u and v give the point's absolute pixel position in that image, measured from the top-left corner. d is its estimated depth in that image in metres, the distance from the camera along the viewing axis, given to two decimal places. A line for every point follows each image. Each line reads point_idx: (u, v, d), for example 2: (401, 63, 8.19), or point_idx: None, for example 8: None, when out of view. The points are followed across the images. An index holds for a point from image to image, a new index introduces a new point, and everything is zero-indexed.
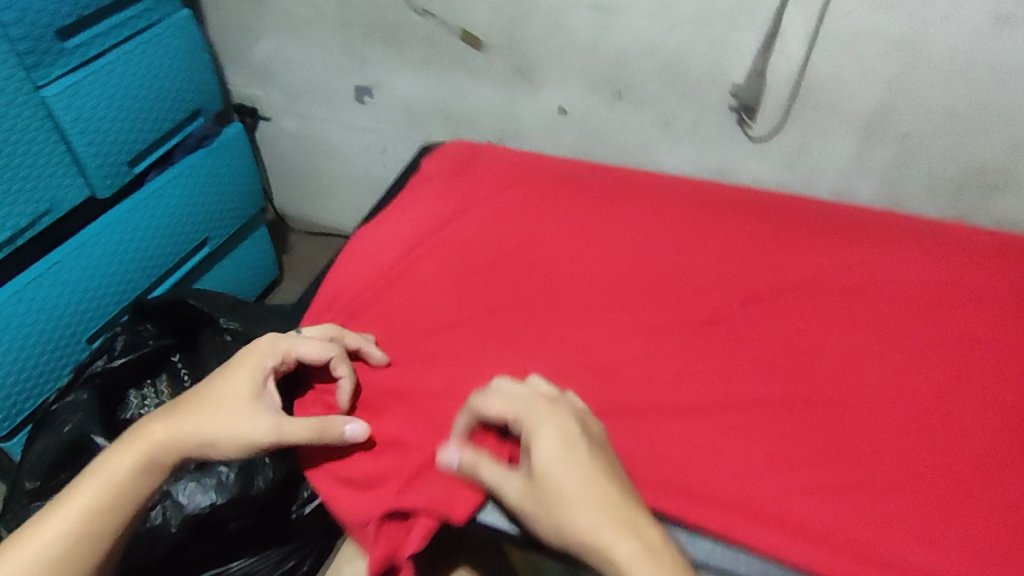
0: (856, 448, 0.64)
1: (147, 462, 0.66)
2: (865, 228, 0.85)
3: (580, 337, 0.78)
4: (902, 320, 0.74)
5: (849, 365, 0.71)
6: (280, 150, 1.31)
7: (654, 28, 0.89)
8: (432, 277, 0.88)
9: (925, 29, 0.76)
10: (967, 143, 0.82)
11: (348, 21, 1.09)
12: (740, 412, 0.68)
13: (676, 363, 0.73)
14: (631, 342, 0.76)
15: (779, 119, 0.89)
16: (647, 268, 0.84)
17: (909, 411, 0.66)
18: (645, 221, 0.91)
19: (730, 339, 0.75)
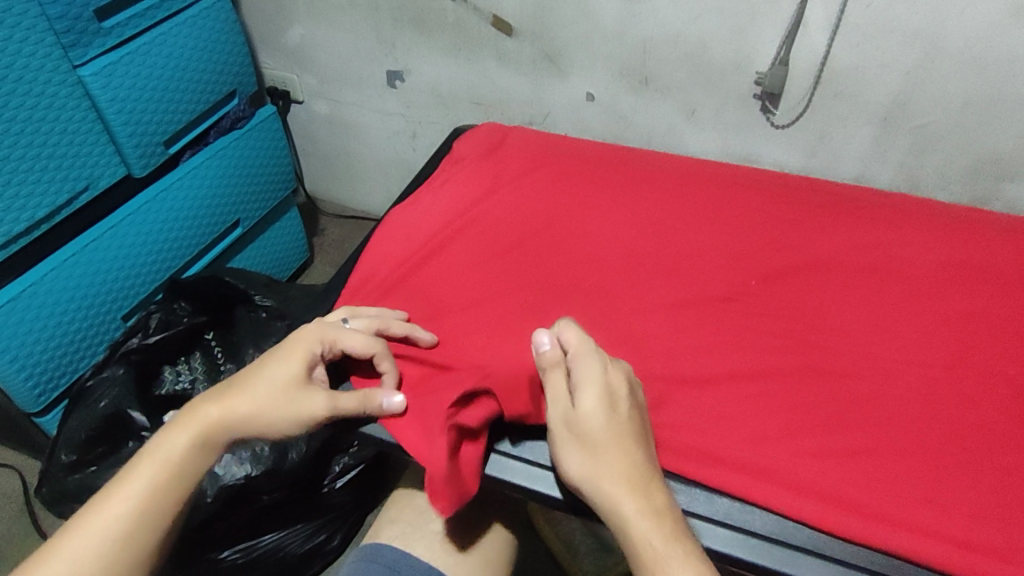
0: (906, 443, 0.55)
1: (162, 489, 0.52)
2: (935, 216, 0.73)
3: (603, 304, 0.68)
4: (970, 311, 0.64)
5: (900, 351, 0.61)
6: (312, 133, 1.33)
7: (679, 17, 0.90)
8: (445, 256, 0.74)
9: (944, 22, 0.78)
10: (981, 134, 0.85)
11: (378, 6, 1.07)
12: (765, 384, 0.60)
13: (700, 337, 0.64)
14: (652, 317, 0.66)
15: (800, 109, 0.92)
16: (681, 236, 0.74)
17: (983, 414, 0.57)
18: (681, 185, 0.80)
19: (759, 317, 0.65)
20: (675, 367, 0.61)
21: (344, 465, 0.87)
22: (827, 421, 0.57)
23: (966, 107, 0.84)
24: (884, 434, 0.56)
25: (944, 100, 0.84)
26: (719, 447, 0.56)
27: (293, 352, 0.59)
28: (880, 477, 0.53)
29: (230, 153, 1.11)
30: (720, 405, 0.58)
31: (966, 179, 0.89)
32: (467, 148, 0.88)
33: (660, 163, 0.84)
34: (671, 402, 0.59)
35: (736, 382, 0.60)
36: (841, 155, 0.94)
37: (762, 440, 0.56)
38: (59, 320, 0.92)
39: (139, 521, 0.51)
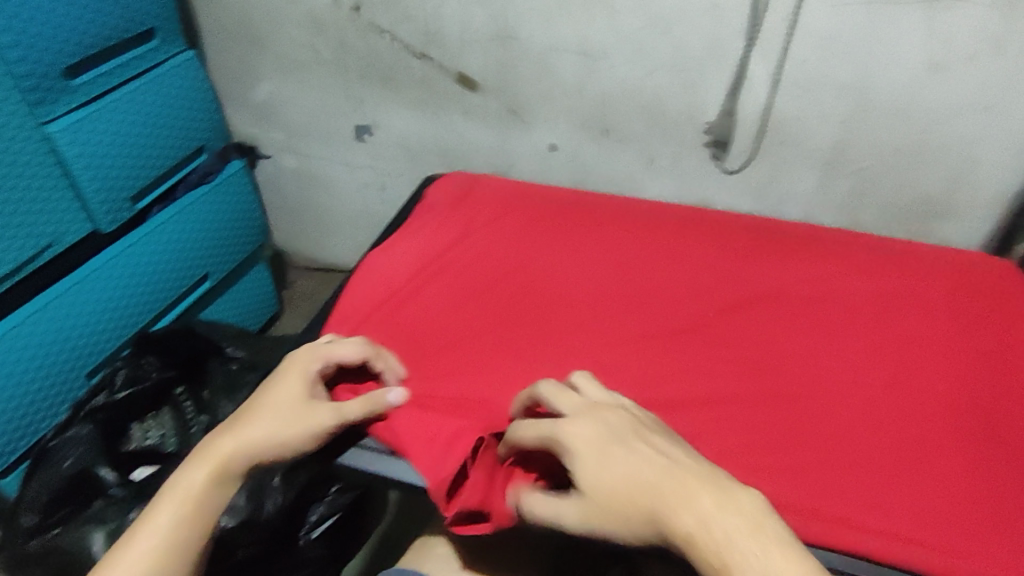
0: (861, 459, 0.59)
1: (180, 526, 0.56)
2: (874, 248, 0.80)
3: (576, 340, 0.71)
4: (911, 334, 0.69)
5: (853, 377, 0.66)
6: (278, 186, 1.34)
7: (634, 73, 0.96)
8: (417, 298, 0.76)
9: (871, 75, 0.86)
10: (913, 176, 0.93)
11: (345, 63, 1.11)
12: (731, 410, 0.63)
13: (669, 367, 0.67)
14: (622, 350, 0.69)
15: (750, 155, 0.98)
16: (645, 273, 0.78)
17: (928, 429, 0.61)
18: (644, 227, 0.84)
19: (721, 346, 0.69)
20: (645, 398, 0.64)
21: (320, 515, 0.87)
22: (789, 443, 0.60)
23: (896, 152, 0.91)
24: (841, 450, 0.60)
25: (876, 144, 0.91)
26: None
27: (285, 378, 0.63)
28: (844, 492, 0.57)
29: (197, 207, 1.12)
30: (692, 429, 0.61)
31: (903, 217, 0.97)
32: (438, 195, 0.92)
33: (622, 205, 0.89)
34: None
35: (703, 409, 0.63)
36: (789, 198, 1.00)
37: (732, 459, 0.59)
38: (21, 377, 0.90)
39: (158, 558, 0.54)
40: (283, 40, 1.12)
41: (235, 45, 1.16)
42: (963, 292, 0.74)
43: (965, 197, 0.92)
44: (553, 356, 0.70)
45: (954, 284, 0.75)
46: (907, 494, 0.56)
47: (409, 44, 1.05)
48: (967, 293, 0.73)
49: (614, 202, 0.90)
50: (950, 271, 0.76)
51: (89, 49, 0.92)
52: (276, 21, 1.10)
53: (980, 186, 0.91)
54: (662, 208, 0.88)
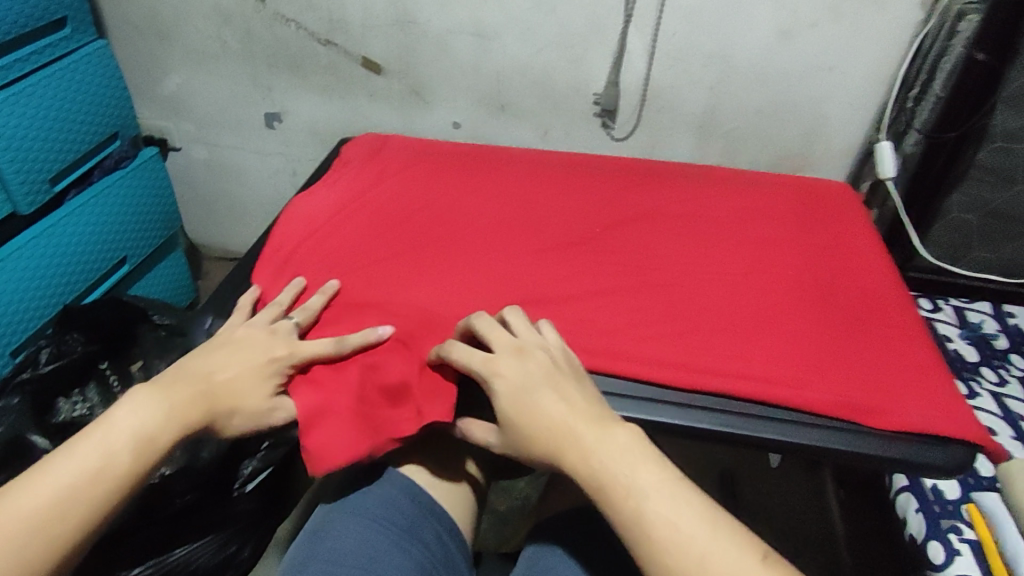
0: (724, 351, 0.67)
1: (128, 472, 0.54)
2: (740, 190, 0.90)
3: (475, 274, 0.77)
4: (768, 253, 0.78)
5: (719, 289, 0.74)
6: (192, 179, 1.35)
7: (525, 50, 1.04)
8: (325, 246, 0.80)
9: (731, 45, 0.97)
10: (775, 134, 1.04)
11: (253, 53, 1.15)
12: (613, 321, 0.70)
13: (558, 290, 0.74)
14: (516, 280, 0.75)
15: (634, 121, 1.07)
16: (537, 219, 0.85)
17: (781, 326, 0.70)
18: (537, 180, 0.91)
19: (605, 273, 0.76)
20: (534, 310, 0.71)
21: (253, 469, 0.90)
22: (663, 344, 0.68)
23: (759, 112, 1.02)
24: (708, 346, 0.67)
25: (742, 107, 1.02)
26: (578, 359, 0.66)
27: (264, 364, 0.63)
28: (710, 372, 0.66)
29: (115, 191, 1.13)
30: (577, 331, 0.69)
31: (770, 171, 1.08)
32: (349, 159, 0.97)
33: (521, 162, 0.96)
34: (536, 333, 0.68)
35: (587, 321, 0.70)
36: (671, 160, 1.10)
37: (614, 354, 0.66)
38: None
39: (98, 491, 0.52)
40: (190, 32, 1.15)
41: (142, 38, 1.18)
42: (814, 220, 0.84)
43: (821, 149, 1.04)
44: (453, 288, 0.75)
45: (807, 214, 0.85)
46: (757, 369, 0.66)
47: (314, 31, 1.10)
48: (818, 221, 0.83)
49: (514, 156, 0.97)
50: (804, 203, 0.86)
51: (7, 34, 0.93)
52: (183, 12, 1.13)
53: (831, 139, 1.02)
54: (559, 160, 0.96)
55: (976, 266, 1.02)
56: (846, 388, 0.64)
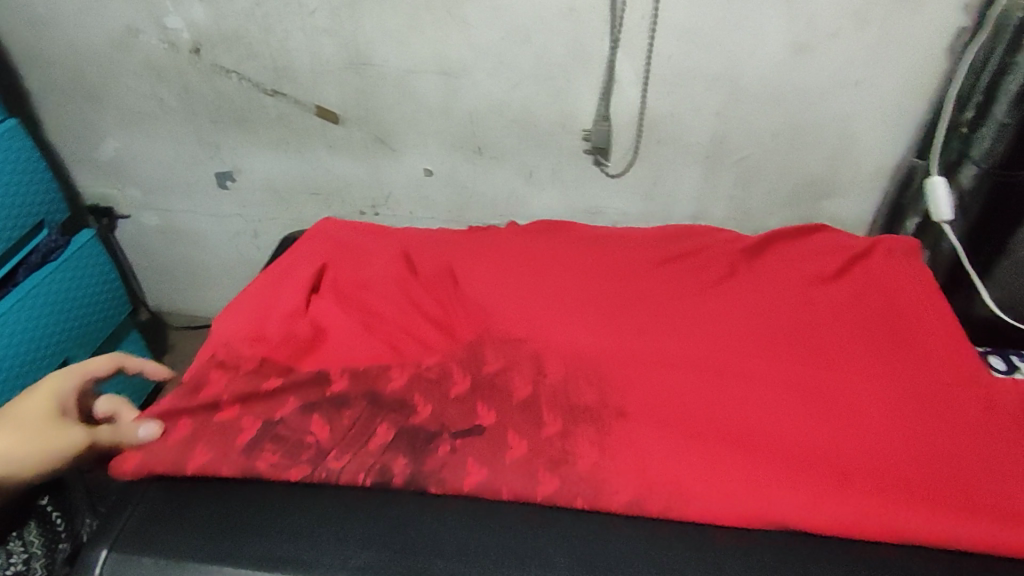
0: (795, 506, 0.55)
1: None
2: (812, 285, 0.75)
3: (514, 388, 0.65)
4: (852, 356, 0.67)
5: (801, 421, 0.62)
6: (145, 246, 1.23)
7: (499, 87, 0.91)
8: (338, 351, 0.70)
9: (739, 66, 0.83)
10: (794, 160, 0.91)
11: (194, 109, 1.01)
12: (676, 465, 0.58)
13: (620, 441, 0.60)
14: (559, 391, 0.65)
15: (631, 157, 0.94)
16: (589, 313, 0.73)
17: (876, 480, 0.57)
18: (586, 277, 0.78)
19: (673, 414, 0.63)
20: (533, 431, 0.61)
21: None
22: (727, 497, 0.56)
23: (775, 137, 0.89)
24: (784, 501, 0.55)
25: (755, 132, 0.89)
26: (612, 494, 0.56)
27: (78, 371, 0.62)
28: (796, 508, 0.55)
29: (44, 289, 0.98)
30: (626, 469, 0.58)
31: (788, 200, 0.95)
32: (291, 264, 0.82)
33: (524, 257, 0.81)
34: (566, 474, 0.58)
35: (638, 464, 0.58)
36: (675, 197, 0.97)
37: (648, 483, 0.57)
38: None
39: None
40: (123, 93, 1.01)
41: (70, 102, 1.04)
42: (907, 313, 0.71)
43: (846, 174, 0.91)
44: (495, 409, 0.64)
45: (894, 305, 0.72)
46: (855, 496, 0.56)
47: (258, 81, 0.96)
48: (916, 316, 0.71)
49: (515, 246, 0.84)
50: (883, 294, 0.73)
51: None
52: (109, 70, 0.99)
53: (858, 162, 0.90)
54: (557, 229, 0.88)
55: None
56: (956, 516, 0.54)
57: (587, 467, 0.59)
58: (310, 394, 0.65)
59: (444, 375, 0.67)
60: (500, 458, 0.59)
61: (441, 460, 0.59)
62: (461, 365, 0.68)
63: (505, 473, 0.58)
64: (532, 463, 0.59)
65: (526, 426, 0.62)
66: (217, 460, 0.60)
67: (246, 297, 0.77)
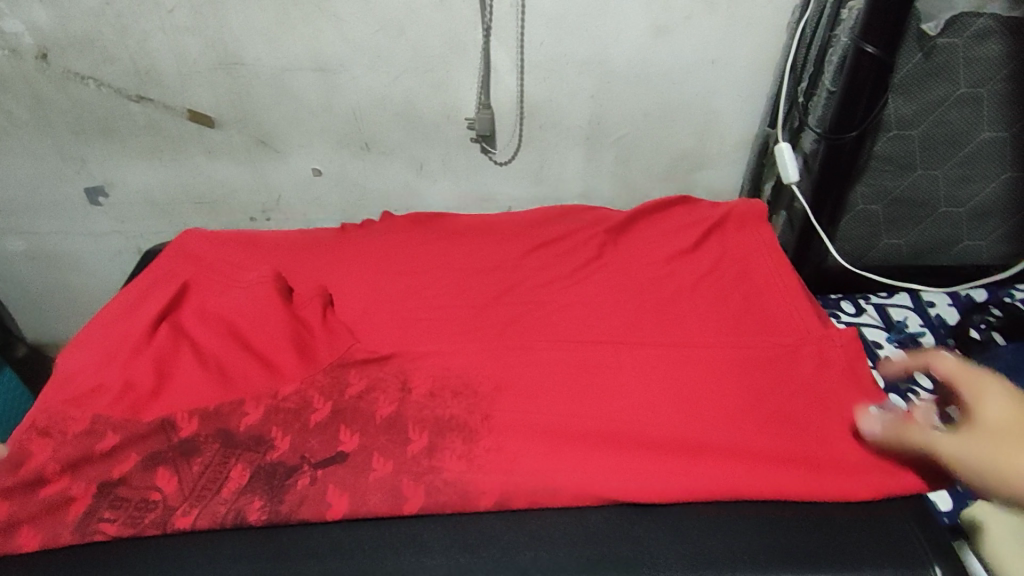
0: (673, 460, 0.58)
1: None
2: (687, 251, 0.80)
3: (410, 374, 0.66)
4: (722, 313, 0.72)
5: (676, 376, 0.65)
6: (12, 275, 1.13)
7: (379, 81, 0.90)
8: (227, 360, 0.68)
9: (606, 49, 0.87)
10: (667, 136, 0.96)
11: (50, 121, 0.94)
12: (568, 431, 0.60)
13: (515, 414, 0.62)
14: (457, 373, 0.66)
15: (515, 142, 0.96)
16: (480, 297, 0.75)
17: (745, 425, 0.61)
18: (478, 262, 0.80)
19: (563, 381, 0.65)
20: (421, 424, 0.61)
21: None
22: (618, 456, 0.58)
23: (647, 116, 0.94)
24: (661, 458, 0.58)
25: (628, 111, 0.93)
26: (480, 494, 0.55)
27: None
28: (646, 481, 0.56)
29: None
30: (522, 442, 0.59)
31: (666, 174, 1.00)
32: (142, 290, 0.76)
33: (394, 265, 0.80)
34: (452, 464, 0.58)
35: (535, 435, 0.60)
36: (563, 179, 1.01)
37: (513, 477, 0.56)
38: None
39: None
40: None
41: None
42: (767, 268, 0.77)
43: (714, 146, 0.97)
44: (392, 398, 0.64)
45: (755, 263, 0.78)
46: (725, 442, 0.59)
47: (121, 88, 0.91)
48: (773, 270, 0.76)
49: (388, 252, 0.82)
50: (745, 254, 0.79)
51: None
52: None
53: (723, 134, 0.96)
54: (430, 221, 0.86)
55: (885, 263, 0.95)
56: (798, 469, 0.57)
57: (487, 444, 0.60)
58: (153, 446, 0.59)
59: (305, 403, 0.63)
60: (363, 480, 0.57)
61: (300, 495, 0.56)
62: (357, 360, 0.67)
63: (393, 470, 0.57)
64: (398, 478, 0.57)
65: (392, 446, 0.60)
66: (54, 531, 0.54)
67: (90, 335, 0.71)
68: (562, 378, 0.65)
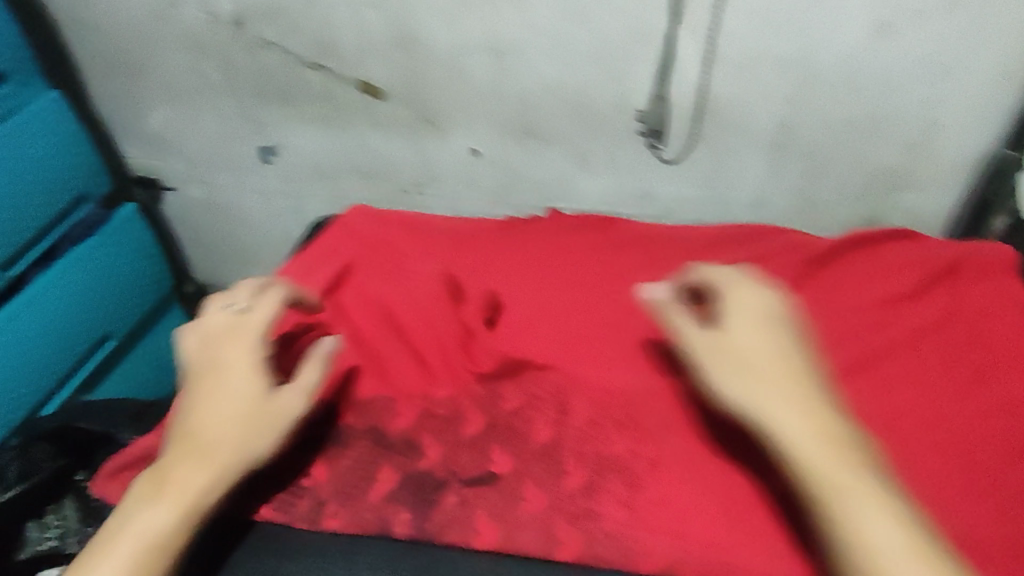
0: None
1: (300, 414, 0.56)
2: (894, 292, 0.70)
3: (568, 396, 0.63)
4: (924, 378, 0.63)
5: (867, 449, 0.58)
6: (189, 218, 1.23)
7: (553, 66, 0.86)
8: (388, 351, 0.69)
9: (812, 47, 0.77)
10: (868, 150, 0.84)
11: (237, 83, 0.99)
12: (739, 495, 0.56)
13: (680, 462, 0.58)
14: (617, 402, 0.62)
15: (688, 140, 0.89)
16: (646, 314, 0.70)
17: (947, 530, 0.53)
18: (640, 274, 0.75)
19: (738, 433, 0.59)
20: (575, 458, 0.59)
21: None
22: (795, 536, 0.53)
23: (847, 125, 0.83)
24: None
25: (825, 118, 0.83)
26: (643, 555, 0.53)
27: (247, 359, 0.58)
28: None
29: (87, 263, 0.97)
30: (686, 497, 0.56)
31: (858, 192, 0.89)
32: (311, 263, 0.77)
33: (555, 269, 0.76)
34: (606, 512, 0.55)
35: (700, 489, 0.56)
36: (737, 186, 0.92)
37: (681, 542, 0.53)
38: (37, 333, 0.90)
39: (265, 432, 0.55)
40: (165, 65, 0.99)
41: (115, 74, 1.03)
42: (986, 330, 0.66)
43: (922, 166, 0.85)
44: (547, 421, 0.62)
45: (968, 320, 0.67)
46: None
47: (303, 56, 0.93)
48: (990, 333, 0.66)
49: (550, 254, 0.78)
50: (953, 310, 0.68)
51: None
52: (153, 43, 0.97)
53: (936, 155, 0.83)
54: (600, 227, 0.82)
55: None
56: None
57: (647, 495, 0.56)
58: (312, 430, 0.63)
59: (456, 413, 0.63)
60: (515, 513, 0.56)
61: (448, 516, 0.56)
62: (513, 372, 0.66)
63: (543, 505, 0.56)
64: (551, 517, 0.56)
65: (546, 477, 0.58)
66: None
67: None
68: (742, 436, 0.59)
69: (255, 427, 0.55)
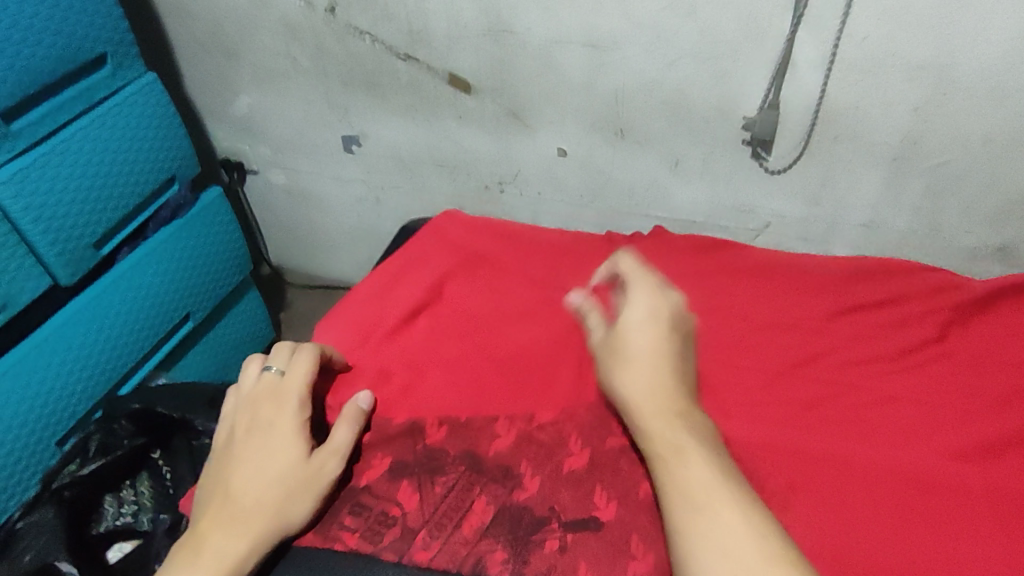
0: None
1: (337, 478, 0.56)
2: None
3: None
4: None
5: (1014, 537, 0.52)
6: (271, 204, 1.24)
7: (653, 64, 0.80)
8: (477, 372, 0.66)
9: (955, 54, 0.68)
10: (1008, 173, 0.75)
11: (326, 70, 0.98)
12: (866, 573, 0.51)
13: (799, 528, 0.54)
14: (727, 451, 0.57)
15: (798, 151, 0.81)
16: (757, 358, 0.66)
17: None
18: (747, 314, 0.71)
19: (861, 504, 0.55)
20: None
21: None
22: None
23: (986, 143, 0.73)
24: None
25: (961, 135, 0.74)
26: None
27: (289, 419, 0.58)
28: None
29: (172, 245, 0.98)
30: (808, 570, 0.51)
31: (990, 220, 0.79)
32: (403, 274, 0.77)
33: None
34: None
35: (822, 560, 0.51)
36: (846, 205, 0.84)
37: None
38: (119, 314, 0.92)
39: (304, 493, 0.55)
40: (256, 50, 0.99)
41: (209, 56, 1.03)
42: None
43: None
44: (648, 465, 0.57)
45: None
46: None
47: (392, 45, 0.91)
48: None
49: None
50: None
51: (28, 87, 0.76)
52: (247, 28, 0.97)
53: None
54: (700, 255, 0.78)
55: None
56: None
57: None
58: (400, 451, 0.60)
59: (560, 441, 0.60)
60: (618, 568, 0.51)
61: (546, 562, 0.52)
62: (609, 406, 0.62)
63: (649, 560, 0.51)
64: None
65: (650, 531, 0.53)
66: None
67: (354, 311, 0.74)
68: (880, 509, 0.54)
69: (295, 487, 0.55)
